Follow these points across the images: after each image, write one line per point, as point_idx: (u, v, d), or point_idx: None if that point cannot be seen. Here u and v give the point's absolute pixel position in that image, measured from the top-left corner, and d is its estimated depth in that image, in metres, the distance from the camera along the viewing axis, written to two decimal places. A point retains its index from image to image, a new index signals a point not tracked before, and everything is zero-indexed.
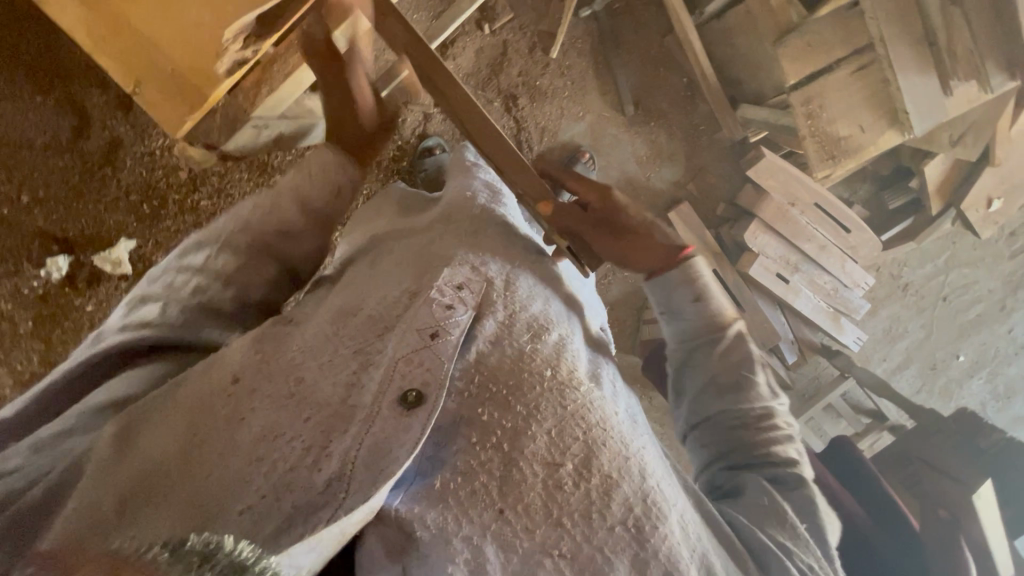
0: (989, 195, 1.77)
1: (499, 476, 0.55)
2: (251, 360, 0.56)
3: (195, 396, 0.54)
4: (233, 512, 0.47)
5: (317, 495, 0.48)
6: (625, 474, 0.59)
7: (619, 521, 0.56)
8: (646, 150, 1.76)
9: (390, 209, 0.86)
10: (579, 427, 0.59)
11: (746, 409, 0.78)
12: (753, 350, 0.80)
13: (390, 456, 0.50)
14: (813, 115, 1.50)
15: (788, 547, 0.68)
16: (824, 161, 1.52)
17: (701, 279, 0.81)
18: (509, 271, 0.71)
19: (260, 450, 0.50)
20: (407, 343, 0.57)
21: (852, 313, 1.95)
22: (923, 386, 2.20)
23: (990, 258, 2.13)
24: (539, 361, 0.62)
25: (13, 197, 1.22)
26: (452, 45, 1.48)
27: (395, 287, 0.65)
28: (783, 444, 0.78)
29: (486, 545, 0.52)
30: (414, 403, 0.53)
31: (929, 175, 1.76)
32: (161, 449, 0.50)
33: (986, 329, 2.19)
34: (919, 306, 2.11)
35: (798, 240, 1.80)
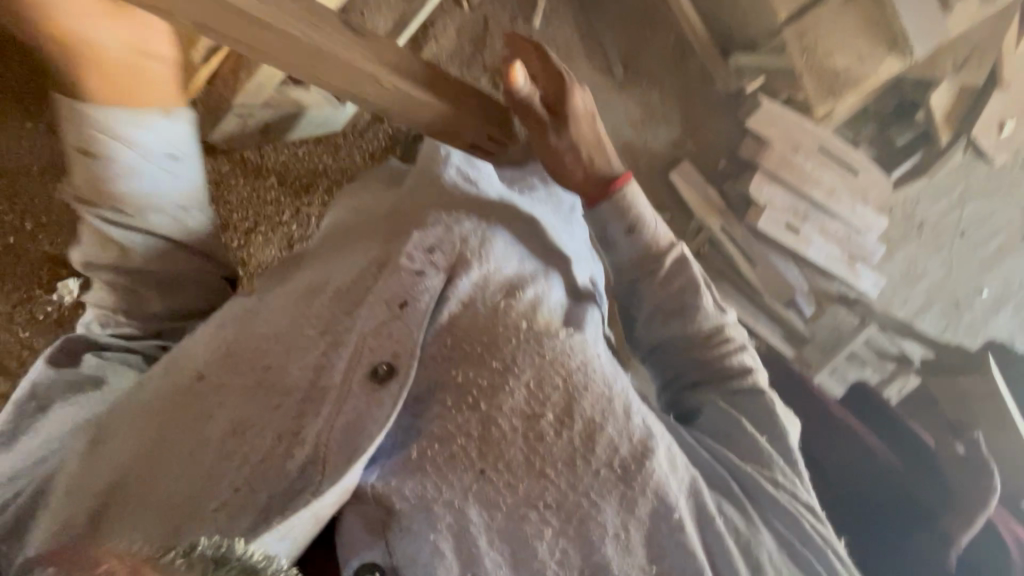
0: (997, 118, 1.75)
1: (477, 436, 0.56)
2: (214, 358, 0.60)
3: (161, 397, 0.58)
4: (207, 511, 0.49)
5: (292, 482, 0.52)
6: (608, 416, 0.59)
7: (605, 464, 0.57)
8: (640, 112, 1.71)
9: (382, 181, 0.84)
10: (558, 376, 0.59)
11: (693, 328, 0.76)
12: (693, 273, 0.77)
13: (364, 433, 0.52)
14: (808, 49, 1.52)
15: (756, 477, 0.66)
16: (823, 93, 1.51)
17: (633, 211, 0.74)
18: (485, 230, 0.67)
19: (226, 445, 0.53)
20: (375, 315, 0.58)
21: (868, 257, 1.91)
22: (949, 326, 2.14)
23: (1007, 186, 2.07)
24: (513, 315, 0.61)
25: (16, 224, 1.10)
26: (430, 28, 1.36)
27: (369, 258, 0.64)
28: (735, 355, 0.76)
29: (469, 508, 0.54)
30: (385, 375, 0.54)
31: (935, 102, 1.70)
32: (128, 454, 0.54)
33: (1009, 260, 2.13)
34: (937, 244, 2.06)
35: (803, 188, 1.77)
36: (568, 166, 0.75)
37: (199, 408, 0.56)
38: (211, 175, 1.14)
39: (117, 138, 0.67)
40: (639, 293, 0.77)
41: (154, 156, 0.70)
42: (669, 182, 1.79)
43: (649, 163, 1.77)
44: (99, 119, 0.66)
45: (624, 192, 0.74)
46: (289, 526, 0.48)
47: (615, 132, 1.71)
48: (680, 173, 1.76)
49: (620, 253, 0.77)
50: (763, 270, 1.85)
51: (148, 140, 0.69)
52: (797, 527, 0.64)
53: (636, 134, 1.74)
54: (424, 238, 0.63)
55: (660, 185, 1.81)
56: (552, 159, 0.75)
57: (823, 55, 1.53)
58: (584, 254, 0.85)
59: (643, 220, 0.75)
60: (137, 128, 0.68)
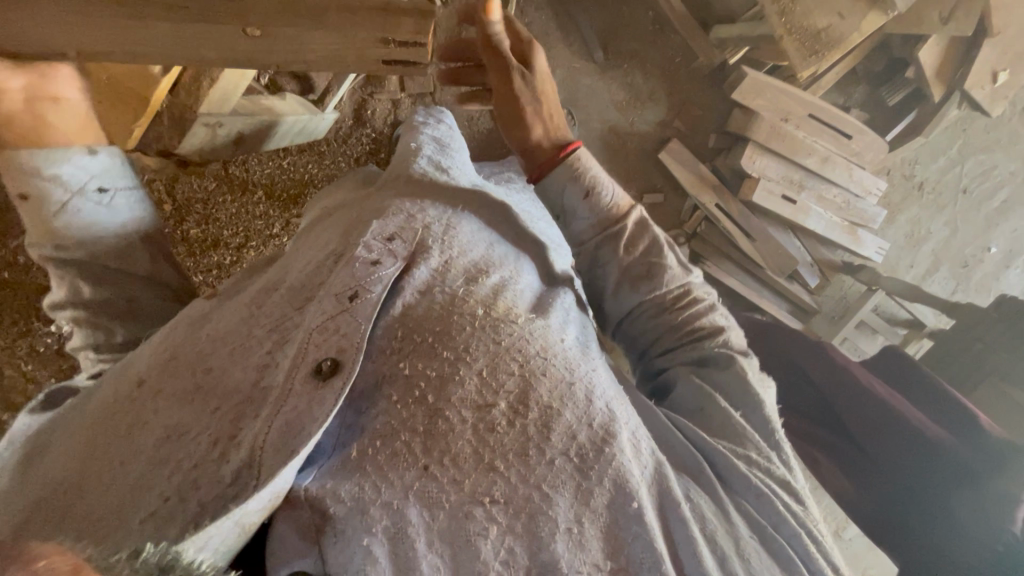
0: (994, 68, 1.68)
1: (422, 432, 0.48)
2: (157, 361, 0.51)
3: (104, 403, 0.50)
4: (133, 523, 0.42)
5: (225, 490, 0.43)
6: (567, 401, 0.52)
7: (560, 452, 0.49)
8: (625, 96, 1.71)
9: (351, 185, 0.82)
10: (514, 361, 0.52)
11: (661, 294, 0.74)
12: (656, 234, 0.76)
13: (302, 434, 0.44)
14: (787, 11, 1.39)
15: (743, 453, 0.61)
16: (806, 59, 1.41)
17: (589, 173, 0.73)
18: (450, 215, 0.64)
19: (162, 452, 0.45)
20: (323, 311, 0.50)
21: (870, 222, 1.87)
22: (959, 287, 2.11)
23: (1007, 139, 2.02)
24: (471, 302, 0.55)
25: (8, 259, 0.99)
26: None
27: (321, 251, 0.58)
28: (704, 320, 0.74)
29: (408, 508, 0.45)
30: (329, 372, 0.46)
31: (924, 61, 1.66)
32: (58, 472, 0.46)
33: (1015, 214, 2.09)
34: (940, 204, 2.02)
35: (798, 156, 1.74)
36: (528, 124, 0.72)
37: (134, 415, 0.48)
38: (198, 193, 1.11)
39: (47, 177, 0.63)
40: (603, 260, 0.75)
41: (86, 192, 0.66)
42: (659, 163, 1.78)
43: (639, 146, 1.77)
44: (24, 163, 0.61)
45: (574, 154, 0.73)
46: (209, 535, 0.39)
47: (601, 117, 1.71)
48: (669, 153, 1.74)
49: (582, 223, 0.75)
50: (764, 244, 1.81)
51: (80, 175, 0.65)
52: (774, 520, 0.56)
53: (623, 117, 1.73)
54: (383, 227, 0.58)
55: (651, 166, 1.80)
56: (513, 113, 0.71)
57: (802, 17, 1.39)
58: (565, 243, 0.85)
59: (601, 182, 0.74)
60: (64, 164, 0.64)
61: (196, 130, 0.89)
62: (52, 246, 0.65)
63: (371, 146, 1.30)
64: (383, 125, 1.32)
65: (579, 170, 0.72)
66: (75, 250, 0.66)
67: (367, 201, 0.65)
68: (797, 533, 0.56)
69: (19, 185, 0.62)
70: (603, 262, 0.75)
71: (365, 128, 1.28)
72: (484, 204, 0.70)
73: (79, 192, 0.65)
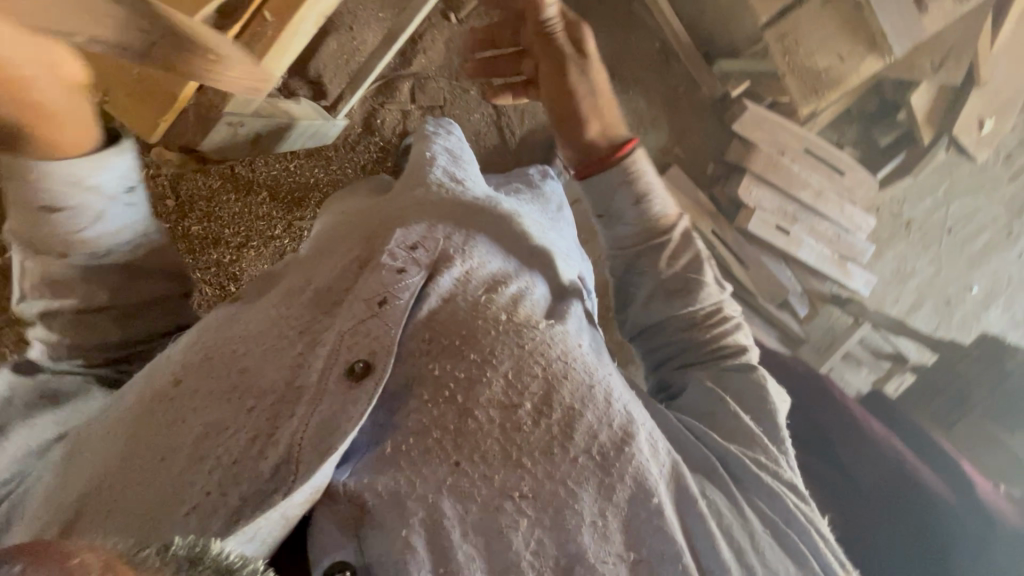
0: (979, 115, 1.76)
1: (453, 429, 0.52)
2: (192, 359, 0.53)
3: (137, 400, 0.52)
4: (179, 514, 0.45)
5: (266, 484, 0.46)
6: (587, 403, 0.56)
7: (582, 450, 0.54)
8: (631, 118, 1.69)
9: (365, 189, 0.85)
10: (537, 364, 0.56)
11: (694, 309, 0.77)
12: (698, 249, 0.79)
13: (339, 431, 0.47)
14: (791, 51, 1.44)
15: (760, 463, 0.64)
16: (806, 99, 1.48)
17: (641, 175, 0.78)
18: (467, 238, 0.64)
19: (202, 447, 0.48)
20: (354, 314, 0.53)
21: (858, 257, 1.93)
22: (942, 323, 2.17)
23: (990, 184, 2.10)
24: (494, 310, 0.58)
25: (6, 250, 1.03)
26: (420, 39, 1.39)
27: (345, 256, 0.60)
28: (732, 335, 0.77)
29: (442, 501, 0.49)
30: (362, 373, 0.50)
31: (915, 105, 1.74)
32: (96, 467, 0.49)
33: (995, 256, 2.16)
34: (925, 242, 2.09)
35: (793, 189, 1.80)
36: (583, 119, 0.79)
37: (172, 412, 0.50)
38: (202, 189, 1.13)
39: (87, 188, 0.54)
40: (641, 269, 0.78)
41: (120, 196, 0.57)
42: None
43: None
44: (56, 174, 0.51)
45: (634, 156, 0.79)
46: (258, 527, 0.44)
47: None
48: (670, 178, 1.79)
49: (628, 227, 0.78)
50: (756, 272, 1.87)
51: (116, 182, 0.56)
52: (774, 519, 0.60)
53: None
54: (406, 235, 0.60)
55: None
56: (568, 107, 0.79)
57: (805, 57, 1.45)
58: (574, 254, 0.88)
59: (652, 191, 0.78)
60: (100, 171, 0.54)
61: (217, 130, 0.93)
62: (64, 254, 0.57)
63: (378, 156, 1.33)
64: (391, 135, 1.35)
65: (633, 173, 0.77)
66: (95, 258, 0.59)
67: (390, 205, 0.68)
68: (805, 529, 0.60)
69: (46, 197, 0.52)
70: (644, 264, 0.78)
71: (373, 137, 1.31)
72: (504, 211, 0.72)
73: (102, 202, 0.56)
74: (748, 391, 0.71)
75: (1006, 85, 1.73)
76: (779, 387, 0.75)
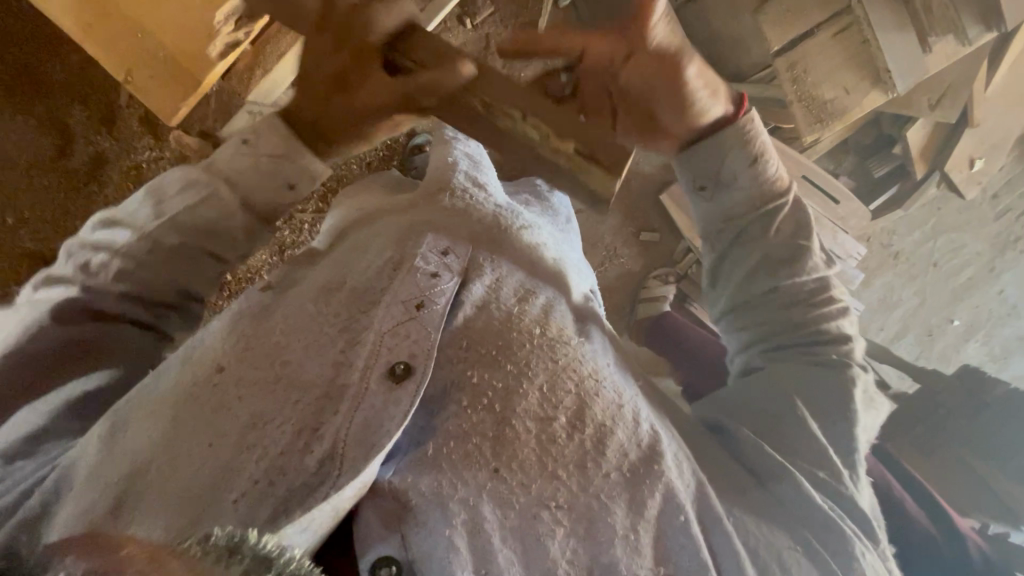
0: (970, 155, 1.80)
1: (491, 437, 0.64)
2: (234, 351, 0.64)
3: (181, 387, 0.63)
4: (229, 501, 0.56)
5: (310, 477, 0.58)
6: (617, 422, 0.69)
7: (614, 467, 0.67)
8: None
9: (379, 184, 0.89)
10: (570, 382, 0.69)
11: (797, 283, 0.91)
12: (804, 216, 0.92)
13: (380, 431, 0.59)
14: (799, 79, 1.49)
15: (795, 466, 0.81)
16: (812, 125, 1.49)
17: (759, 140, 0.89)
18: (499, 265, 0.73)
19: (248, 437, 0.59)
20: (393, 315, 0.65)
21: (850, 283, 1.96)
22: (923, 353, 2.25)
23: (976, 221, 2.16)
24: (527, 321, 0.70)
25: None
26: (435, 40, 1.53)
27: (379, 256, 0.70)
28: (832, 322, 0.91)
29: (483, 504, 0.61)
30: (403, 374, 0.62)
31: (912, 139, 1.79)
32: (143, 446, 0.60)
33: (978, 292, 2.22)
34: (911, 274, 2.15)
35: None
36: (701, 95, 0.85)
37: (218, 401, 0.61)
38: None
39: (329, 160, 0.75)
40: (750, 237, 0.91)
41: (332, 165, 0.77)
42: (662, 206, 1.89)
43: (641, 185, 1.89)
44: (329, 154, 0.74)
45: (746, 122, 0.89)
46: (313, 517, 0.55)
47: None
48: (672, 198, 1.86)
49: (732, 192, 0.90)
50: None
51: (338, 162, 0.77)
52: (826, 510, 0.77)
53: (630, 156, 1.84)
54: (437, 242, 0.71)
55: (650, 207, 1.90)
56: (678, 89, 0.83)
57: (812, 87, 1.49)
58: (583, 267, 0.93)
59: (766, 153, 0.90)
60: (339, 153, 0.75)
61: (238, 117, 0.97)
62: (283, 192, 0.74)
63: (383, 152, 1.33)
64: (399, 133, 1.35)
65: (748, 136, 0.88)
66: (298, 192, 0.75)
67: (410, 208, 0.76)
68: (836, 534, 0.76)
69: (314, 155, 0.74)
70: (745, 242, 0.92)
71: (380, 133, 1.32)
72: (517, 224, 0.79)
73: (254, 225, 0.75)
74: (835, 384, 0.86)
75: (998, 128, 1.77)
76: (864, 379, 0.88)
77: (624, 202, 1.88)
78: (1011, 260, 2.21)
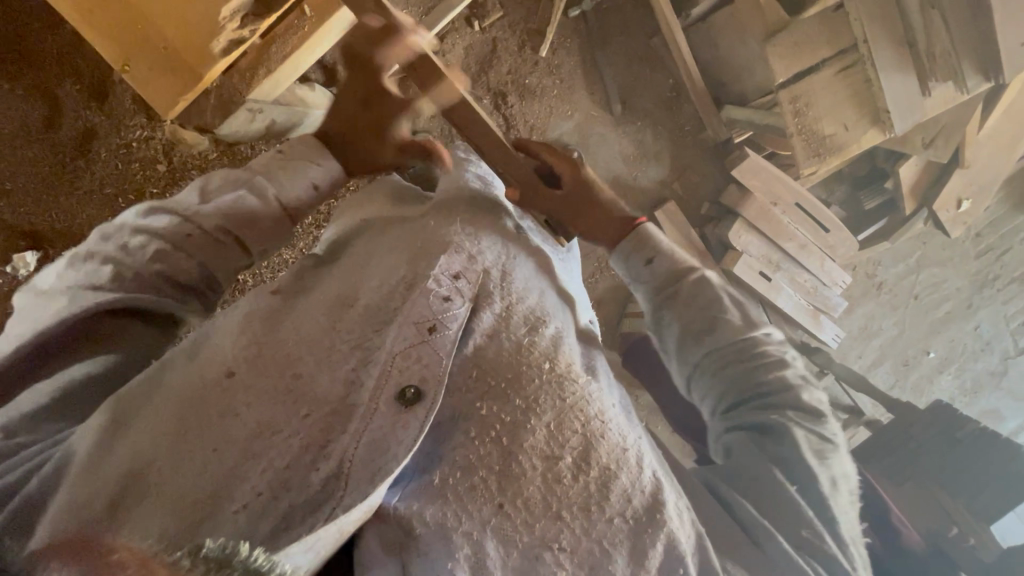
0: (959, 195, 1.81)
1: (497, 470, 0.66)
2: (245, 356, 0.66)
3: (188, 388, 0.63)
4: (230, 510, 0.58)
5: (315, 495, 0.60)
6: (622, 466, 0.70)
7: (617, 513, 0.68)
8: (633, 149, 1.84)
9: (381, 196, 0.96)
10: (577, 420, 0.70)
11: (726, 348, 0.88)
12: (714, 286, 0.92)
13: (388, 454, 0.61)
14: (802, 112, 1.48)
15: (784, 535, 0.74)
16: (810, 159, 1.51)
17: (655, 241, 0.96)
18: (505, 262, 0.82)
19: (254, 445, 0.61)
20: (405, 336, 0.68)
21: (831, 311, 2.00)
22: (898, 383, 2.29)
23: (958, 257, 2.23)
24: (537, 355, 0.73)
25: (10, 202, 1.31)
26: (442, 42, 1.56)
27: (393, 275, 0.75)
28: (775, 375, 0.87)
29: (486, 540, 0.63)
30: (412, 399, 0.64)
31: (903, 177, 1.81)
32: (147, 442, 0.59)
33: (955, 325, 2.28)
34: (893, 304, 2.20)
35: (780, 239, 1.85)
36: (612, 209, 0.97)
37: (224, 406, 0.62)
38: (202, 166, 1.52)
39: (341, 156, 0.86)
40: (665, 318, 0.93)
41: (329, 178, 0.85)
42: (655, 219, 1.86)
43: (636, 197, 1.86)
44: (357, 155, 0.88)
45: (646, 229, 0.97)
46: (313, 541, 0.56)
47: (607, 165, 1.82)
48: (666, 212, 1.84)
49: (652, 272, 0.95)
50: None
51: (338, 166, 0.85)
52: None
53: (628, 168, 1.84)
54: (450, 265, 0.76)
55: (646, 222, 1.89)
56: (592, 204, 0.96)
57: (814, 122, 1.49)
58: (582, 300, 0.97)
59: (669, 248, 0.96)
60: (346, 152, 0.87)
61: (240, 113, 0.95)
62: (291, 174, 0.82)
63: None
64: None
65: (647, 238, 0.96)
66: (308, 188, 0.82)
67: (417, 234, 0.81)
68: None
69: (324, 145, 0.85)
70: (669, 310, 0.92)
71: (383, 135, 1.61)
72: (519, 257, 0.85)
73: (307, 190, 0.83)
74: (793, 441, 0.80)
75: (991, 169, 1.77)
76: (820, 432, 0.83)
77: None
78: (987, 297, 2.27)
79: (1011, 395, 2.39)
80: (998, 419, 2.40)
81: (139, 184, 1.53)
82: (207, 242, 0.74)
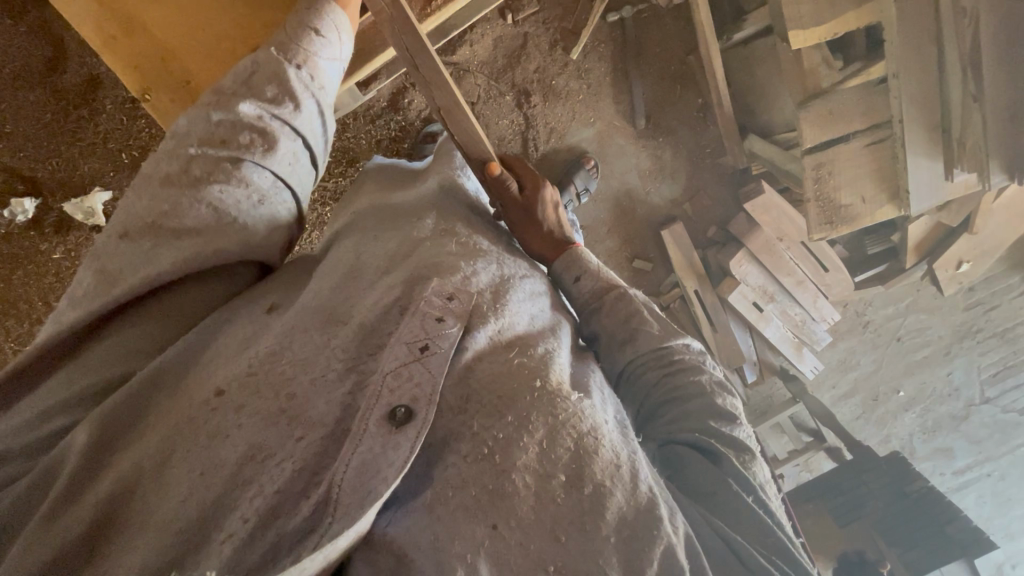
0: (961, 257, 1.82)
1: (490, 490, 0.66)
2: (237, 376, 0.67)
3: (179, 410, 0.65)
4: (218, 539, 0.58)
5: (304, 523, 0.60)
6: (616, 481, 0.68)
7: (612, 531, 0.65)
8: (649, 164, 1.83)
9: (373, 186, 1.07)
10: (570, 436, 0.70)
11: (647, 355, 0.89)
12: (635, 297, 0.94)
13: (380, 477, 0.61)
14: (821, 179, 1.50)
15: (739, 539, 0.76)
16: (821, 226, 1.53)
17: (587, 264, 0.98)
18: (499, 285, 0.83)
19: (246, 467, 0.62)
20: (398, 356, 0.68)
21: (816, 344, 2.03)
22: (863, 415, 2.40)
23: (946, 307, 2.28)
24: (528, 373, 0.73)
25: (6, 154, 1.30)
26: (471, 32, 1.50)
27: (387, 295, 0.76)
28: (695, 375, 0.89)
29: (479, 562, 0.62)
30: (403, 419, 0.65)
31: (910, 232, 1.82)
32: (130, 464, 0.61)
33: (928, 369, 2.35)
34: (874, 342, 2.28)
35: (776, 271, 1.86)
36: (556, 232, 1.02)
37: (214, 428, 0.63)
38: None
39: (317, 55, 0.82)
40: (595, 330, 0.94)
41: (306, 82, 0.80)
42: (659, 238, 1.90)
43: (647, 214, 1.89)
44: (310, 45, 0.81)
45: (577, 252, 0.99)
46: (303, 567, 0.57)
47: (621, 177, 1.82)
48: (671, 233, 1.86)
49: (586, 286, 0.96)
50: (723, 336, 1.96)
51: (326, 50, 0.83)
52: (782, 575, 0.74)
53: (642, 183, 1.85)
54: (443, 286, 0.76)
55: (650, 237, 1.92)
56: (535, 222, 1.01)
57: (832, 188, 1.50)
58: (571, 313, 0.96)
59: (603, 269, 0.98)
60: (325, 51, 0.83)
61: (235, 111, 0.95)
62: (279, 50, 0.79)
63: (398, 134, 1.63)
64: (416, 118, 1.65)
65: (576, 258, 0.99)
66: (314, 95, 0.81)
67: (412, 253, 0.83)
68: None
69: (297, 35, 0.82)
70: (592, 322, 0.94)
71: (398, 120, 1.61)
72: (515, 277, 0.87)
73: (336, 37, 0.85)
74: (725, 442, 0.83)
75: (997, 237, 1.78)
76: (744, 427, 0.87)
77: (624, 228, 1.89)
78: (967, 347, 2.34)
79: (967, 439, 2.49)
80: (949, 458, 2.52)
81: (145, 143, 1.50)
82: (215, 229, 0.72)
